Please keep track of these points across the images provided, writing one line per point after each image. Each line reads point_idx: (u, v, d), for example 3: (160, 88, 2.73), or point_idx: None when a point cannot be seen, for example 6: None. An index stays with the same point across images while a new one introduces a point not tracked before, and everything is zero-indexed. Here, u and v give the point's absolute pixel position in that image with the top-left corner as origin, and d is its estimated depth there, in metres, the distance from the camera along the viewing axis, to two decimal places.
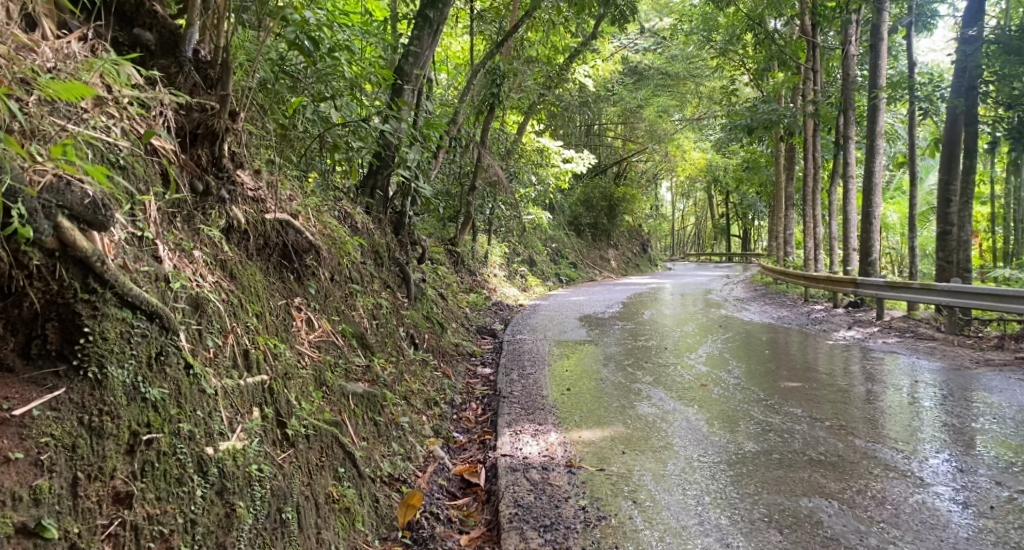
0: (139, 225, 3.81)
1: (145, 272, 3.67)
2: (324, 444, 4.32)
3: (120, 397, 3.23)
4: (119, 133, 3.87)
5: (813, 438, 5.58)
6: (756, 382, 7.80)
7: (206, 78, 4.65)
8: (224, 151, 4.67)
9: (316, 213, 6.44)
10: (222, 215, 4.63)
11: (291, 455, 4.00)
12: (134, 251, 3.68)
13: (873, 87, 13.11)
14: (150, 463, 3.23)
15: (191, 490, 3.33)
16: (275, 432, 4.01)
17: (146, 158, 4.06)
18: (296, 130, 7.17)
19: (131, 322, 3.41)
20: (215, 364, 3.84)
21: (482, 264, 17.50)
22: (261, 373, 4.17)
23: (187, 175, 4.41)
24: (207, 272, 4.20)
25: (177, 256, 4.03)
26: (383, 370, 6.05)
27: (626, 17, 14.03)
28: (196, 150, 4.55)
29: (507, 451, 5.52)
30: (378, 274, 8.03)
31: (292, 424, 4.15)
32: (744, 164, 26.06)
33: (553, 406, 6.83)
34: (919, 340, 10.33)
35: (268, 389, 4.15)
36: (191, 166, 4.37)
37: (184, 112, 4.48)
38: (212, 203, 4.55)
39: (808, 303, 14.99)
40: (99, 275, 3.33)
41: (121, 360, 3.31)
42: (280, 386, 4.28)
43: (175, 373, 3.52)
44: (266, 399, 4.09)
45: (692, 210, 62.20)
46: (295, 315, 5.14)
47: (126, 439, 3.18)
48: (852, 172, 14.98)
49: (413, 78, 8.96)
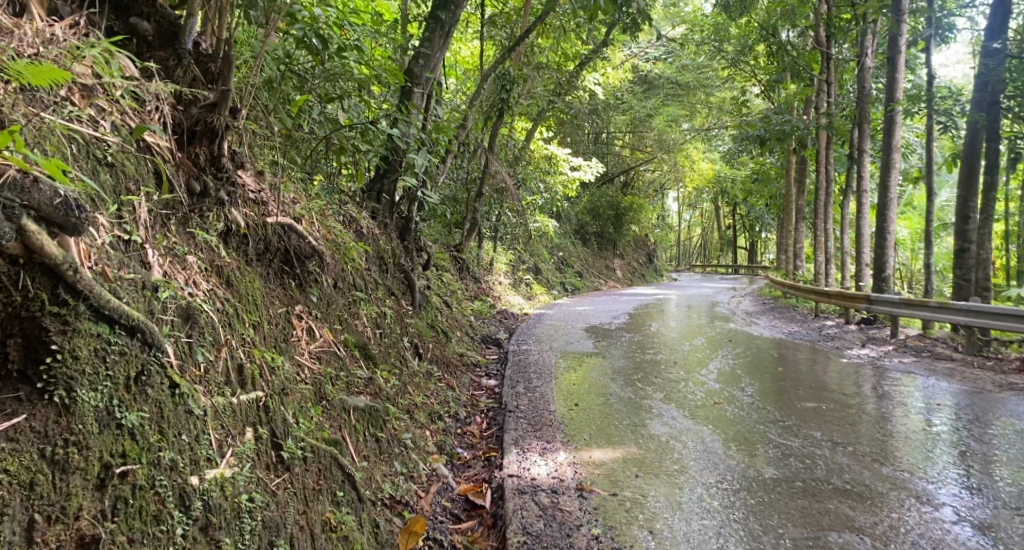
0: (126, 228, 3.59)
1: (129, 280, 3.44)
2: (323, 466, 4.07)
3: (90, 425, 2.99)
4: (107, 129, 3.69)
5: (835, 466, 5.32)
6: (770, 401, 7.52)
7: (207, 72, 4.49)
8: (224, 150, 4.39)
9: (320, 218, 6.21)
10: (221, 217, 4.39)
11: (285, 480, 3.75)
12: (119, 257, 3.46)
13: (890, 100, 12.83)
14: (122, 500, 2.98)
15: (170, 529, 3.07)
16: (270, 456, 3.77)
17: (137, 156, 3.85)
18: (302, 131, 6.94)
19: (108, 338, 3.17)
20: (205, 381, 3.60)
21: (487, 271, 17.27)
22: (257, 390, 3.93)
23: (184, 174, 4.22)
24: (203, 279, 3.98)
25: (168, 262, 3.80)
26: (386, 382, 5.80)
27: (639, 25, 13.88)
28: (193, 147, 4.28)
29: (514, 471, 5.26)
30: (382, 280, 7.79)
31: (289, 446, 3.90)
32: (752, 176, 25.88)
33: (562, 423, 6.57)
34: (936, 360, 10.05)
35: (263, 407, 3.91)
36: (188, 165, 4.21)
37: (182, 107, 4.27)
38: (210, 205, 4.31)
39: (818, 317, 14.72)
40: (74, 285, 3.12)
41: (94, 382, 3.07)
42: (277, 403, 4.03)
43: (157, 394, 3.27)
44: (261, 418, 3.85)
45: (698, 221, 62.00)
46: (295, 324, 4.91)
47: (95, 473, 2.94)
48: (865, 188, 14.72)
49: (423, 80, 8.76)
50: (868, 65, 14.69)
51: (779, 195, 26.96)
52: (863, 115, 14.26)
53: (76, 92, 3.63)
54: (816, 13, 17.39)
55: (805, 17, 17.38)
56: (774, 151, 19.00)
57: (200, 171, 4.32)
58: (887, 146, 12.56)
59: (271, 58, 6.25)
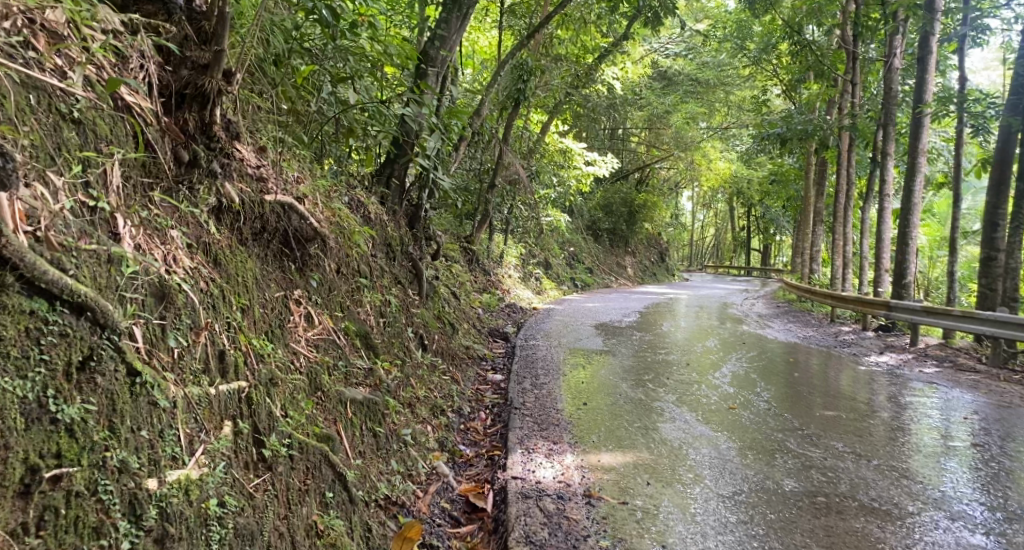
0: (92, 192, 3.31)
1: (89, 252, 3.16)
2: (311, 464, 3.81)
3: (15, 421, 2.68)
4: (74, 81, 3.41)
5: (860, 481, 5.01)
6: (788, 408, 7.20)
7: (200, 31, 4.24)
8: (214, 118, 4.13)
9: (325, 199, 5.90)
10: (212, 190, 4.13)
11: (264, 482, 3.48)
12: (80, 226, 3.18)
13: (918, 102, 12.35)
14: (51, 510, 2.70)
15: (115, 543, 2.79)
16: (250, 452, 3.51)
17: (111, 115, 3.57)
18: (309, 110, 6.65)
19: (44, 317, 2.87)
20: (178, 368, 3.35)
21: (497, 264, 16.97)
22: (239, 379, 3.66)
23: (170, 141, 3.97)
24: (188, 256, 3.73)
25: (144, 233, 3.53)
26: (387, 374, 5.50)
27: (661, 19, 13.52)
28: (181, 113, 4.05)
29: (518, 473, 4.97)
30: (388, 268, 7.50)
31: (273, 442, 3.64)
32: (771, 177, 25.38)
33: (569, 423, 6.27)
34: (960, 372, 9.64)
35: (246, 400, 3.63)
36: (174, 132, 3.96)
37: (170, 68, 4.08)
38: (199, 176, 4.05)
39: (834, 323, 14.33)
40: (3, 255, 2.79)
41: (22, 369, 2.75)
42: (262, 395, 3.76)
43: (108, 382, 2.98)
44: (241, 411, 3.58)
45: (712, 222, 61.27)
46: (294, 309, 4.65)
47: (19, 479, 2.65)
48: (888, 192, 14.28)
49: (438, 62, 8.43)
50: (896, 66, 14.23)
51: (798, 197, 26.46)
52: (889, 117, 13.81)
53: (42, 37, 3.37)
54: (844, 11, 16.94)
55: (832, 15, 16.93)
56: (794, 152, 18.57)
57: (189, 139, 4.06)
58: (912, 149, 12.11)
59: (280, 31, 5.97)
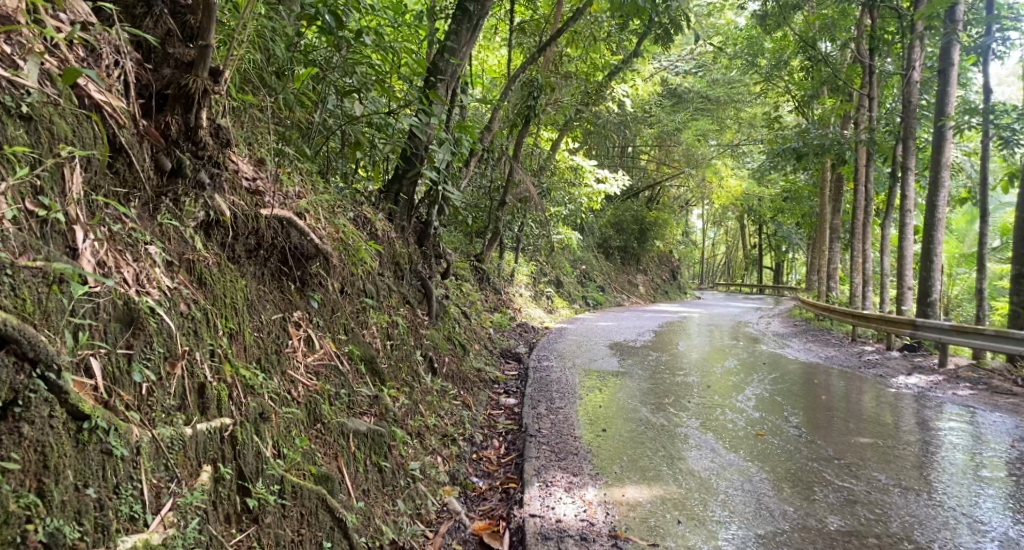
0: (43, 201, 2.96)
1: (33, 269, 2.80)
2: (307, 511, 3.47)
3: None
4: (23, 74, 3.05)
5: (912, 519, 4.75)
6: (820, 434, 6.77)
7: (184, 26, 3.94)
8: (201, 121, 3.83)
9: (328, 213, 5.56)
10: (200, 204, 3.83)
11: (249, 537, 3.16)
12: (22, 239, 2.81)
13: (940, 115, 11.73)
14: None
15: None
16: (231, 503, 3.17)
17: (71, 117, 3.21)
18: (313, 122, 6.31)
19: None
20: (145, 407, 3.01)
21: (508, 283, 16.57)
22: (222, 415, 3.32)
23: (149, 147, 3.66)
24: (166, 275, 3.41)
25: (113, 250, 3.20)
26: (394, 401, 5.15)
27: (672, 35, 13.23)
28: (163, 116, 3.75)
29: (536, 509, 4.65)
30: (396, 288, 7.17)
31: (259, 489, 3.30)
32: (784, 193, 24.98)
33: (589, 451, 5.89)
34: (995, 394, 9.18)
35: (229, 440, 3.29)
36: (154, 135, 3.65)
37: (149, 66, 3.78)
38: (183, 187, 3.76)
39: (856, 342, 13.85)
40: None
41: None
42: (249, 433, 3.41)
43: (39, 432, 2.60)
44: (224, 453, 3.25)
45: (723, 240, 60.70)
46: (292, 333, 4.32)
47: None
48: (911, 208, 13.77)
49: (448, 74, 8.04)
50: (915, 79, 13.79)
51: (813, 213, 26.01)
52: (908, 131, 13.38)
53: None
54: (859, 25, 16.59)
55: (847, 29, 16.58)
56: (809, 169, 18.15)
57: (171, 145, 3.77)
58: (935, 163, 11.48)
59: (282, 40, 5.63)
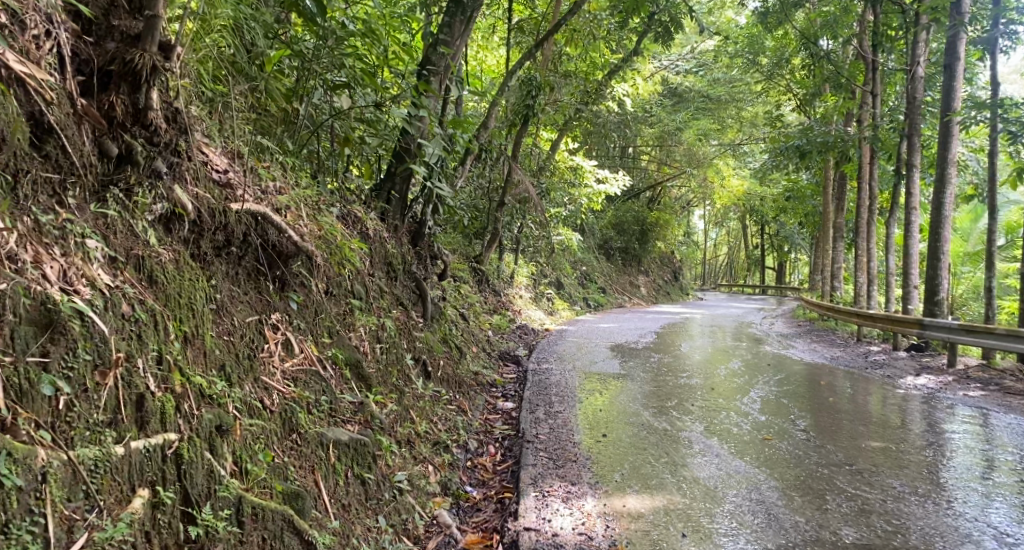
0: None
1: None
2: (269, 534, 3.23)
3: None
4: None
5: (933, 531, 4.47)
6: (830, 437, 6.48)
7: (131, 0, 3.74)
8: (151, 102, 3.59)
9: (312, 211, 5.27)
10: (155, 195, 3.62)
11: None
12: None
13: (946, 109, 11.24)
14: None
15: None
16: (173, 532, 2.91)
17: None
18: (297, 116, 6.00)
19: None
20: (60, 422, 2.75)
21: (507, 285, 16.28)
22: (166, 430, 3.07)
23: (90, 129, 3.43)
24: (105, 271, 3.19)
25: (35, 243, 2.96)
26: (380, 408, 4.87)
27: (672, 34, 12.90)
28: (106, 96, 3.52)
29: (532, 523, 4.38)
30: (388, 289, 6.89)
31: (206, 516, 3.03)
32: (787, 193, 24.67)
33: (588, 458, 5.60)
34: (1008, 395, 8.87)
35: (173, 459, 3.04)
36: (94, 116, 3.42)
37: (90, 41, 3.57)
38: (134, 176, 3.54)
39: (862, 343, 13.56)
40: None
41: None
42: (198, 451, 3.15)
43: None
44: (165, 475, 2.99)
45: (725, 240, 60.41)
46: (268, 336, 4.11)
47: None
48: (918, 205, 13.40)
49: (441, 67, 7.77)
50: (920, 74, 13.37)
51: (816, 213, 25.48)
52: (913, 127, 13.02)
53: None
54: (862, 21, 16.24)
55: (850, 26, 16.26)
56: (812, 167, 17.82)
57: (116, 128, 3.53)
58: (941, 160, 11.01)
59: (261, 26, 5.32)
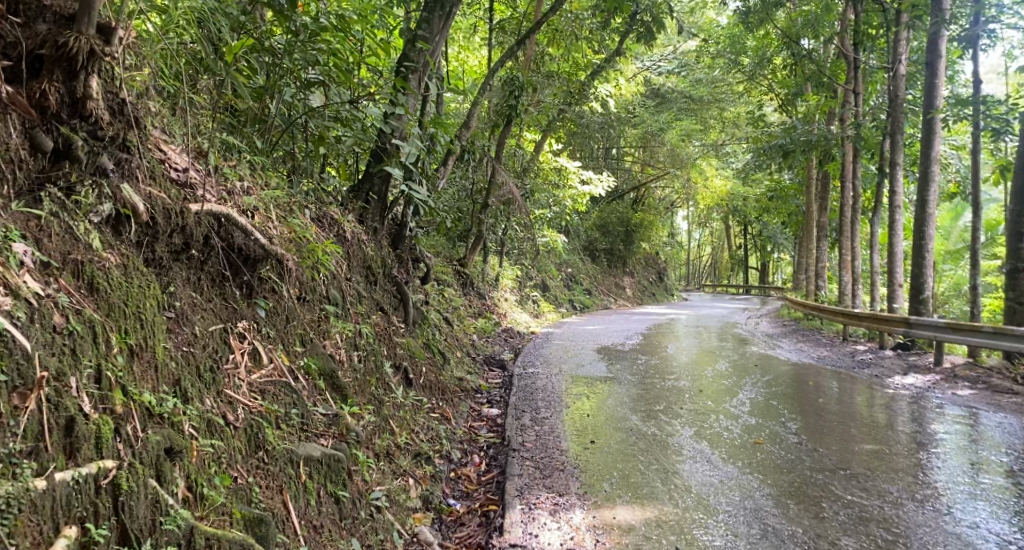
0: None
1: None
2: None
3: None
4: None
5: (933, 540, 4.29)
6: (823, 440, 6.29)
7: None
8: (90, 89, 3.41)
9: (283, 212, 5.02)
10: (100, 195, 3.40)
11: None
12: None
13: (928, 107, 11.03)
14: None
15: None
16: None
17: None
18: (268, 115, 5.74)
19: None
20: None
21: (492, 288, 16.05)
22: (102, 458, 2.82)
23: (18, 120, 3.21)
24: (35, 278, 2.94)
25: None
26: (357, 420, 4.64)
27: (654, 33, 12.70)
28: (38, 83, 3.31)
29: (517, 539, 4.15)
30: (368, 294, 6.65)
31: None
32: (771, 193, 24.58)
33: (576, 467, 5.38)
34: (999, 393, 8.74)
35: (109, 490, 2.79)
36: (22, 106, 3.18)
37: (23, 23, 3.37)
38: (76, 173, 3.35)
39: (848, 342, 13.43)
40: None
41: None
42: (140, 479, 2.90)
43: None
44: (99, 509, 2.74)
45: (708, 241, 60.48)
46: (234, 345, 3.89)
47: None
48: (901, 203, 13.24)
49: (420, 63, 7.50)
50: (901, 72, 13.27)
51: (800, 212, 25.45)
52: (896, 124, 12.87)
53: None
54: (844, 19, 16.15)
55: (832, 25, 16.17)
56: (796, 167, 17.71)
57: (50, 120, 3.33)
58: (924, 157, 10.79)
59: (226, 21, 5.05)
